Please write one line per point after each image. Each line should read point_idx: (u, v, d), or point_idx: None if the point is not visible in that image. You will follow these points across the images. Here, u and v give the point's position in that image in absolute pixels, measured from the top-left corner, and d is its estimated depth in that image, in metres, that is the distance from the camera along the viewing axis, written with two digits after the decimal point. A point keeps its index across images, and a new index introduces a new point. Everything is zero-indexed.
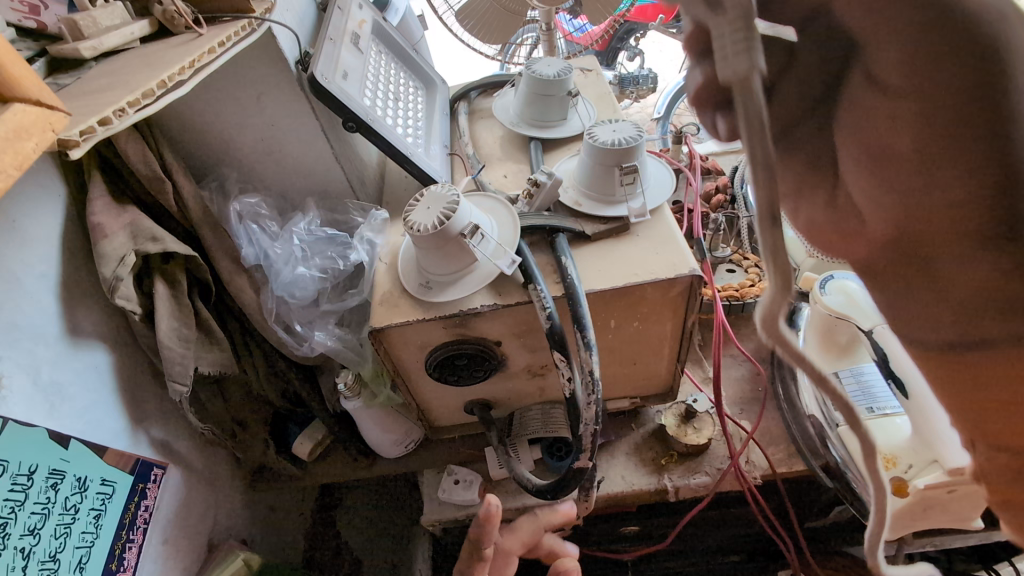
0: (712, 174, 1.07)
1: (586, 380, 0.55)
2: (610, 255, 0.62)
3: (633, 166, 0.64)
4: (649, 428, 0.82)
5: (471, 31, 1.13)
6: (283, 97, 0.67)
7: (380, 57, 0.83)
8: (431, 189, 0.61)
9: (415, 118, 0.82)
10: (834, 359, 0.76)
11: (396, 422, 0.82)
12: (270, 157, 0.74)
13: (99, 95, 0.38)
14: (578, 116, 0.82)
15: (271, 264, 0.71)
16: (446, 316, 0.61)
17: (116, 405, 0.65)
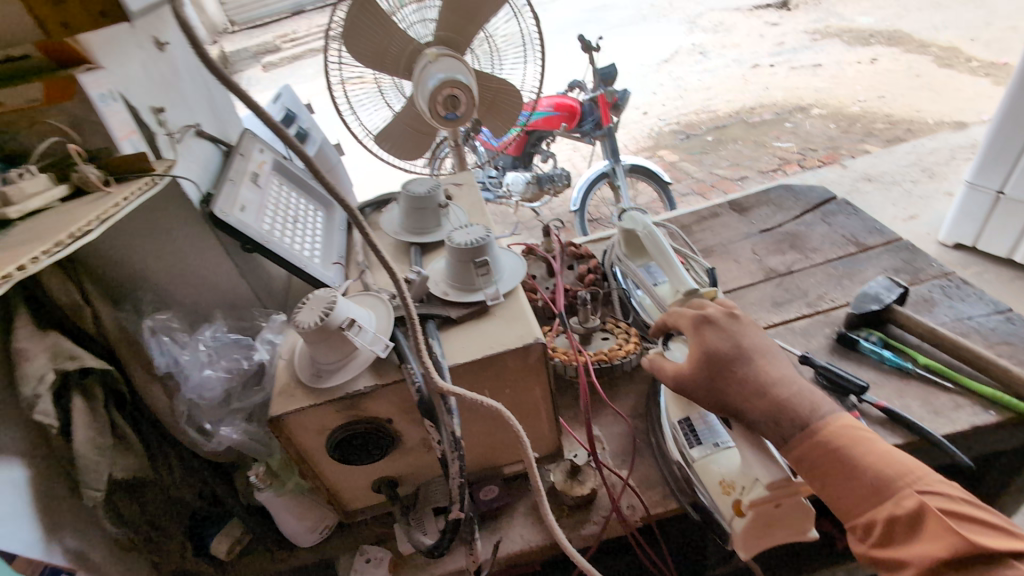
0: (585, 258, 1.26)
1: (452, 441, 0.63)
2: (471, 333, 0.76)
3: (485, 259, 0.81)
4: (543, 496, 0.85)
5: (387, 149, 1.50)
6: (195, 233, 0.83)
7: (280, 189, 1.01)
8: (315, 293, 0.74)
9: (314, 237, 0.99)
10: (684, 404, 0.83)
11: (310, 508, 0.85)
12: (183, 280, 0.86)
13: (21, 248, 0.49)
14: (451, 223, 1.03)
15: (180, 370, 0.79)
16: (336, 399, 0.71)
17: (28, 518, 0.68)
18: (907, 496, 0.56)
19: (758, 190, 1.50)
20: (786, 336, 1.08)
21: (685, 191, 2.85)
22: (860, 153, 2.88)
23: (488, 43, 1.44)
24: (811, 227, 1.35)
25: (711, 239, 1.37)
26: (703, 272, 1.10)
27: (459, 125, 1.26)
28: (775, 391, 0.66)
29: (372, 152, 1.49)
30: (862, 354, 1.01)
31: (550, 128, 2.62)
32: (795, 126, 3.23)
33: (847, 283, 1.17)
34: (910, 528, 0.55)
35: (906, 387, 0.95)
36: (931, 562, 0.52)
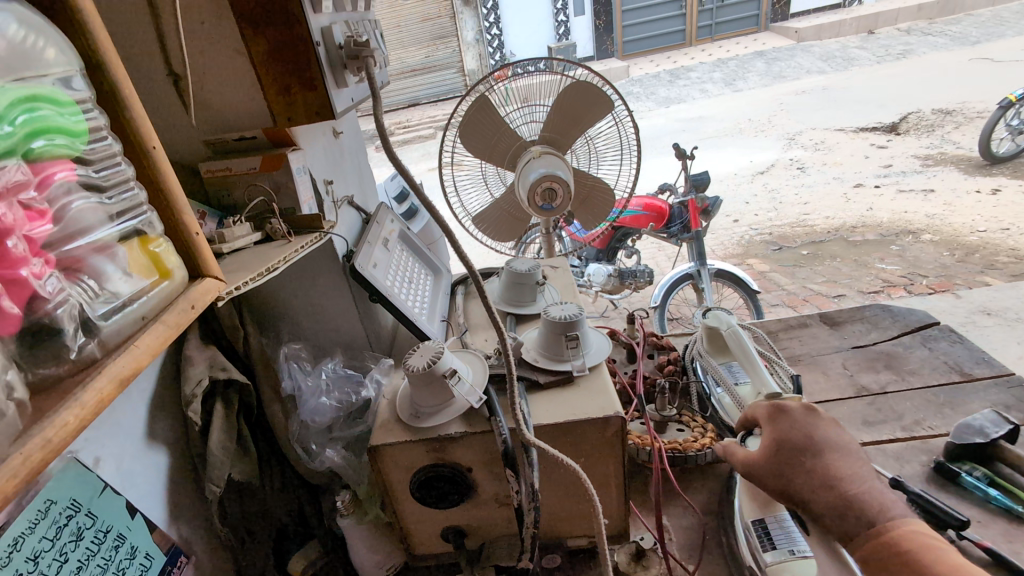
0: (666, 349, 1.30)
1: (529, 491, 0.68)
2: (556, 398, 0.82)
3: (576, 334, 0.89)
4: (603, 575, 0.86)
5: (483, 230, 1.65)
6: (334, 280, 1.00)
7: (402, 255, 1.17)
8: (426, 343, 0.85)
9: (424, 297, 1.13)
10: (757, 507, 0.82)
11: (381, 543, 0.90)
12: (315, 318, 1.02)
13: (234, 273, 0.67)
14: (545, 299, 1.13)
15: (301, 394, 0.92)
16: (428, 438, 0.79)
17: (161, 499, 0.80)
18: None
19: (852, 307, 1.48)
20: (876, 457, 1.03)
21: (774, 301, 2.81)
22: (977, 283, 2.71)
23: (588, 144, 1.59)
24: (910, 350, 1.30)
25: (799, 349, 1.36)
26: (787, 378, 1.10)
27: (552, 215, 1.39)
28: (843, 485, 0.65)
29: (467, 231, 1.65)
30: (964, 489, 0.94)
31: (637, 226, 2.74)
32: (901, 249, 3.12)
33: (949, 411, 1.11)
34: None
35: (1016, 531, 0.86)
36: None
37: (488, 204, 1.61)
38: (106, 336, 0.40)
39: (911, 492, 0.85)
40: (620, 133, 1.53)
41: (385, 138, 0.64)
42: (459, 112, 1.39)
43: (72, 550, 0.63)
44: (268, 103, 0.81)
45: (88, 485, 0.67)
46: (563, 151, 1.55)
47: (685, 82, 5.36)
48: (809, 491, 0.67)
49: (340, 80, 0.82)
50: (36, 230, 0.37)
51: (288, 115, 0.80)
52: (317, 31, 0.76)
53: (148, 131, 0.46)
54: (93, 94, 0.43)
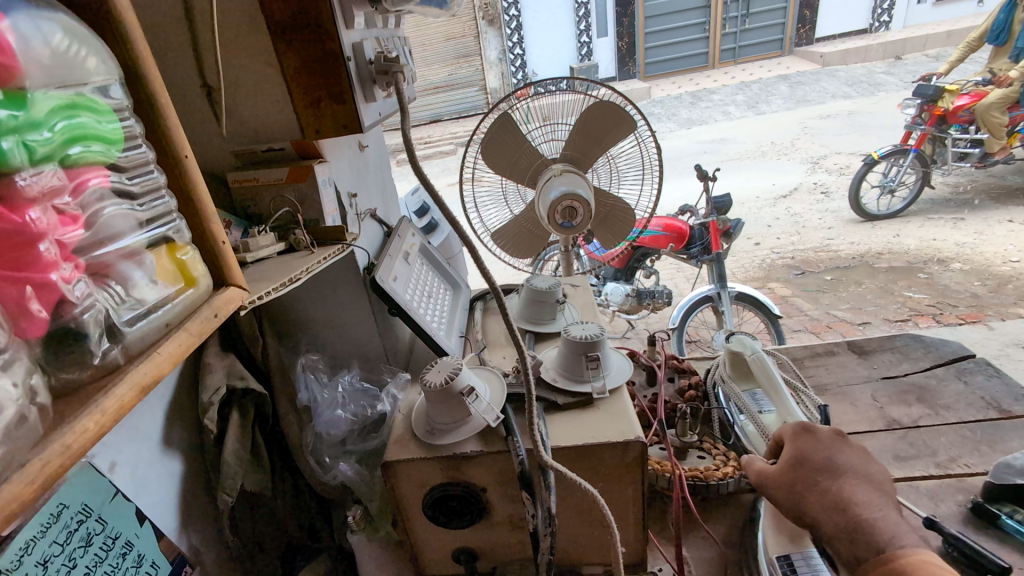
0: (687, 372, 1.27)
1: (545, 516, 0.66)
2: (576, 420, 0.80)
3: (596, 354, 0.87)
4: None
5: (502, 246, 1.65)
6: (354, 292, 0.99)
7: (422, 270, 1.17)
8: (443, 359, 0.85)
9: (443, 312, 1.12)
10: (784, 542, 0.80)
11: (391, 562, 0.90)
12: (334, 329, 1.02)
13: (259, 282, 0.67)
14: (565, 318, 1.11)
15: (317, 405, 0.91)
16: (442, 456, 0.78)
17: (173, 507, 0.80)
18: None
19: (881, 336, 1.44)
20: (908, 495, 0.98)
21: (797, 327, 2.75)
22: (1011, 315, 2.62)
23: (609, 164, 1.58)
24: (943, 383, 1.25)
25: (825, 377, 1.32)
26: (814, 407, 1.07)
27: (572, 233, 1.39)
28: (856, 509, 0.64)
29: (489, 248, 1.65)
30: (1005, 533, 0.89)
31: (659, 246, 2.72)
32: (929, 277, 3.04)
33: (987, 449, 1.06)
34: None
35: None
36: None
37: (507, 220, 1.62)
38: (129, 342, 0.40)
39: (949, 533, 0.81)
40: (642, 153, 1.53)
41: (412, 154, 0.64)
42: (482, 129, 1.41)
43: (80, 555, 0.63)
44: (298, 116, 0.82)
45: (101, 491, 0.67)
46: (585, 170, 1.55)
47: (708, 104, 5.36)
48: (821, 511, 0.66)
49: (369, 94, 0.83)
50: (70, 235, 0.37)
51: (316, 128, 0.81)
52: (348, 46, 0.77)
53: (181, 139, 0.47)
54: (131, 102, 0.44)
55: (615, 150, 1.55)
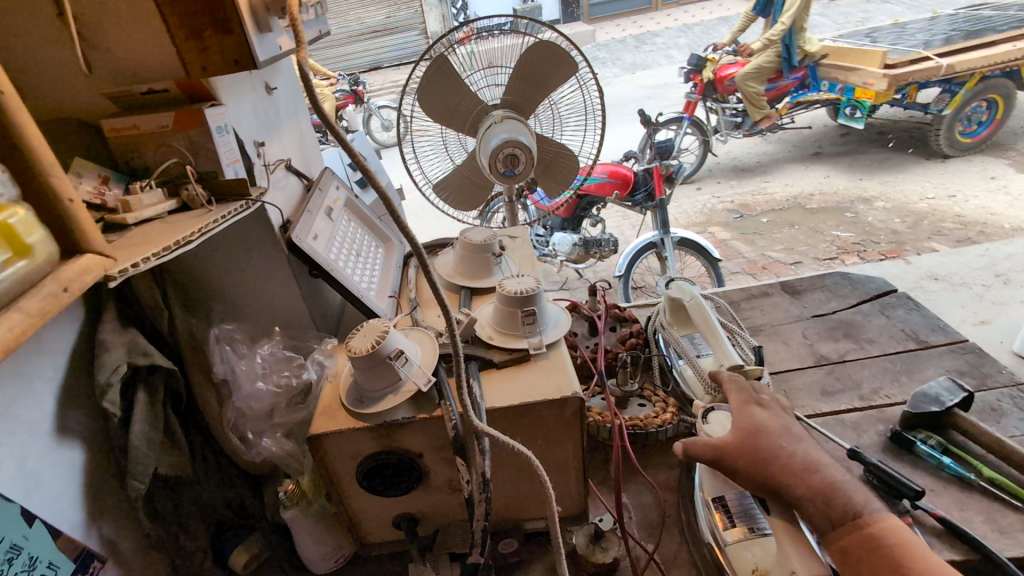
0: (627, 321, 1.26)
1: (479, 481, 0.64)
2: (511, 379, 0.77)
3: (533, 309, 0.84)
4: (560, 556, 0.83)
5: (445, 199, 1.56)
6: (269, 254, 0.90)
7: (350, 226, 1.08)
8: (369, 323, 0.79)
9: (373, 271, 1.04)
10: (720, 483, 0.80)
11: (330, 534, 0.86)
12: (251, 295, 0.94)
13: (141, 247, 0.58)
14: (502, 271, 1.07)
15: (234, 378, 0.85)
16: (372, 426, 0.74)
17: (77, 500, 0.72)
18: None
19: (813, 275, 1.48)
20: (834, 428, 1.03)
21: (736, 269, 2.83)
22: (927, 250, 2.79)
23: (551, 109, 1.50)
24: (868, 319, 1.31)
25: (760, 319, 1.36)
26: (750, 349, 1.09)
27: (515, 182, 1.32)
28: (825, 473, 0.65)
29: (428, 199, 1.55)
30: (918, 458, 0.95)
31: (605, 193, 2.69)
32: (856, 216, 3.18)
33: (905, 380, 1.12)
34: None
35: (966, 499, 0.88)
36: None
37: (449, 171, 1.53)
38: None
39: (869, 463, 0.85)
40: (584, 96, 1.45)
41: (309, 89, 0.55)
42: (415, 74, 1.28)
43: None
44: (178, 49, 0.70)
45: None
46: (527, 117, 1.46)
47: (652, 46, 5.23)
48: (795, 477, 0.66)
49: (263, 25, 0.72)
50: None
51: (201, 64, 0.70)
52: None
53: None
54: None
55: (557, 95, 1.46)
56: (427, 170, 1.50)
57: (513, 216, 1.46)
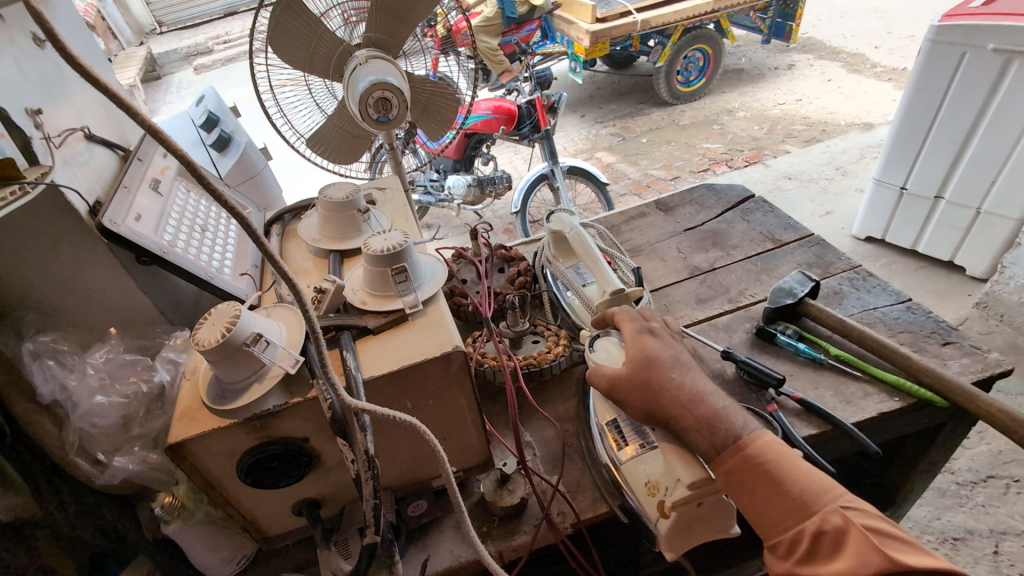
0: (515, 261, 1.24)
1: (366, 461, 0.61)
2: (389, 344, 0.73)
3: (402, 266, 0.79)
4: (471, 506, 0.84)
5: (321, 153, 1.42)
6: (83, 244, 0.74)
7: (188, 196, 0.92)
8: (218, 308, 0.70)
9: (224, 248, 0.90)
10: (610, 406, 0.84)
11: (223, 538, 0.79)
12: (74, 296, 0.78)
13: None
14: (372, 227, 0.99)
15: (69, 396, 0.73)
16: (241, 420, 0.67)
17: None
18: (832, 511, 0.59)
19: (682, 190, 1.54)
20: (709, 333, 1.11)
21: (621, 192, 2.92)
22: (782, 152, 3.05)
23: (418, 45, 1.37)
24: (732, 226, 1.40)
25: (639, 239, 1.40)
26: (629, 271, 1.12)
27: (392, 129, 1.21)
28: (710, 400, 0.69)
29: (301, 154, 1.40)
30: (780, 348, 1.05)
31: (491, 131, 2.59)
32: (721, 127, 3.37)
33: (765, 278, 1.22)
34: (835, 545, 0.58)
35: (819, 377, 0.99)
36: None
37: (321, 122, 1.37)
38: None
39: (739, 359, 0.95)
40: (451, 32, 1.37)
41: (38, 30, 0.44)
42: (258, 16, 1.11)
43: None
44: None
45: None
46: (395, 57, 1.33)
47: None
48: (683, 411, 0.69)
49: None
50: None
51: None
52: None
53: None
54: None
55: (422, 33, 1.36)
56: (293, 120, 1.33)
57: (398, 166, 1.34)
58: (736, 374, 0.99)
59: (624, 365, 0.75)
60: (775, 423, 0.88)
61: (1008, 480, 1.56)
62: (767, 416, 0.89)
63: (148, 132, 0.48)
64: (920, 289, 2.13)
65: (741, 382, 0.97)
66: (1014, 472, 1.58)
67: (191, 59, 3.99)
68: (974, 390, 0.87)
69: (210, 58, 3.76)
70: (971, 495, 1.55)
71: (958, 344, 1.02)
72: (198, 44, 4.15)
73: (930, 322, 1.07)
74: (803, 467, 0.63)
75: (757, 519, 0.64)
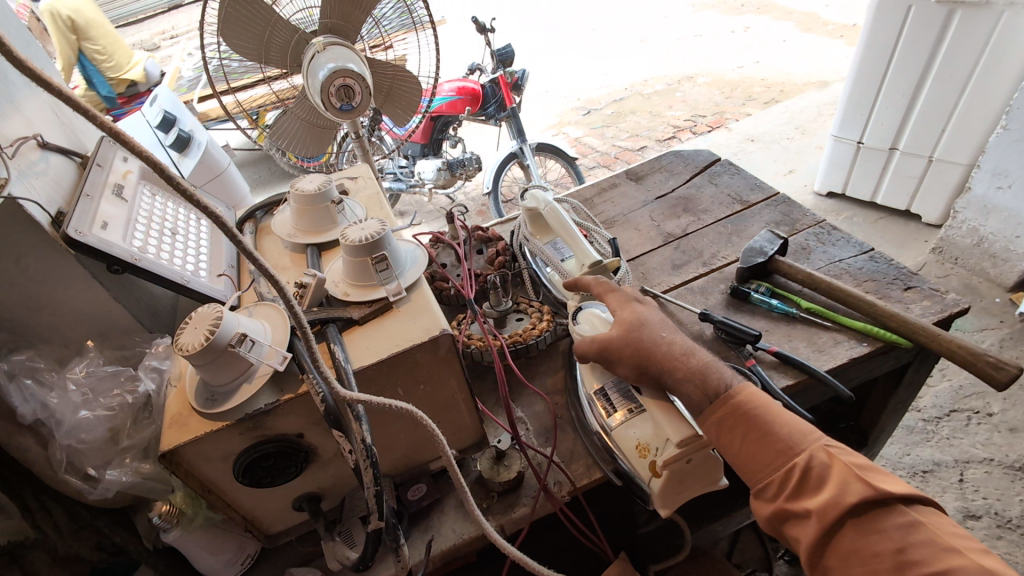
0: (492, 241, 1.25)
1: (363, 449, 0.62)
2: (374, 333, 0.73)
3: (382, 254, 0.79)
4: (468, 485, 0.86)
5: (288, 148, 1.38)
6: (48, 257, 0.71)
7: (153, 201, 0.89)
8: (198, 311, 0.69)
9: (197, 249, 0.88)
10: (597, 375, 0.85)
11: (225, 540, 0.80)
12: (42, 313, 0.76)
13: None
14: (346, 218, 0.98)
15: (51, 414, 0.71)
16: (234, 422, 0.67)
17: None
18: (816, 451, 0.64)
19: (651, 158, 1.56)
20: (686, 296, 1.14)
21: (590, 166, 2.94)
22: (743, 115, 3.10)
23: (378, 29, 1.34)
24: (701, 191, 1.42)
25: (612, 211, 1.42)
26: (605, 243, 1.14)
27: (357, 116, 1.18)
28: (700, 356, 0.74)
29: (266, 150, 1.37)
30: (754, 305, 1.09)
31: (456, 113, 2.56)
32: (683, 94, 3.40)
33: (736, 239, 1.26)
34: (820, 481, 0.62)
35: (793, 330, 1.03)
36: (836, 506, 0.58)
37: (284, 116, 1.33)
38: None
39: (717, 320, 0.98)
40: (407, 9, 1.33)
41: None
42: (206, 5, 1.08)
43: None
44: None
45: None
46: (353, 41, 1.29)
47: None
48: (676, 364, 0.73)
49: None
50: None
51: None
52: None
53: None
54: None
55: (378, 11, 1.31)
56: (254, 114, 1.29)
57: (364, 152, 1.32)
58: (715, 334, 1.02)
59: (616, 327, 0.78)
60: (753, 377, 0.92)
61: (969, 413, 1.66)
62: (747, 371, 0.93)
63: (110, 134, 0.47)
64: (882, 239, 2.22)
65: (720, 341, 1.01)
66: (974, 405, 1.68)
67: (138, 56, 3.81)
68: (935, 329, 0.92)
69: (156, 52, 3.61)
70: (937, 430, 1.65)
71: (918, 288, 1.07)
72: (142, 40, 3.98)
73: (892, 270, 1.12)
74: (787, 416, 0.68)
75: (746, 465, 0.67)
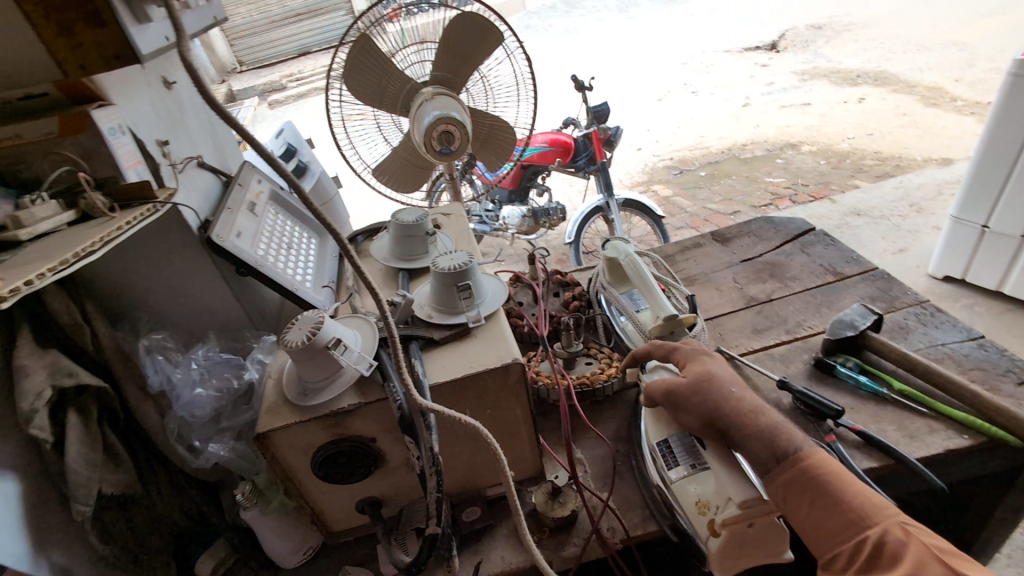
0: (570, 285, 1.29)
1: (430, 458, 0.66)
2: (451, 354, 0.79)
3: (467, 284, 0.85)
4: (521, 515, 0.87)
5: (387, 181, 1.52)
6: (192, 255, 0.85)
7: (278, 218, 1.03)
8: (304, 314, 0.78)
9: (307, 263, 1.00)
10: (663, 426, 0.83)
11: (293, 528, 0.86)
12: (179, 301, 0.89)
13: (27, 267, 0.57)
14: (437, 249, 1.07)
15: (172, 388, 0.82)
16: (320, 416, 0.74)
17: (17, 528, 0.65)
18: (892, 528, 0.59)
19: (740, 222, 1.55)
20: (766, 362, 1.10)
21: (678, 225, 2.92)
22: (849, 187, 2.97)
23: (483, 83, 1.48)
24: (791, 258, 1.39)
25: (694, 269, 1.42)
26: (683, 299, 1.14)
27: (453, 159, 1.29)
28: (769, 414, 0.72)
29: (370, 184, 1.52)
30: (839, 380, 1.03)
31: (547, 163, 2.68)
32: (784, 161, 3.32)
33: (825, 310, 1.20)
34: (895, 560, 0.57)
35: (882, 411, 0.96)
36: None
37: (388, 154, 1.48)
38: None
39: (795, 389, 0.94)
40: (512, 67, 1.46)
41: None
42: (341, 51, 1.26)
43: None
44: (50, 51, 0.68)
45: None
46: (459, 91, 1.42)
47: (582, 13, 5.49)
48: (743, 417, 0.71)
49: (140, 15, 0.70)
50: None
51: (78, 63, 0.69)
52: None
53: None
54: None
55: (486, 67, 1.46)
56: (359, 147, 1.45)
57: (456, 191, 1.42)
58: (794, 404, 0.98)
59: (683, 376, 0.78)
60: (832, 454, 0.86)
61: None
62: (825, 447, 0.88)
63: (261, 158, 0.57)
64: (1005, 333, 2.00)
65: (799, 412, 0.96)
66: None
67: (266, 95, 4.30)
68: None
69: (289, 92, 4.09)
70: None
71: None
72: (276, 82, 4.54)
73: (1005, 362, 1.02)
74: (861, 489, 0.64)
75: (813, 534, 0.63)
